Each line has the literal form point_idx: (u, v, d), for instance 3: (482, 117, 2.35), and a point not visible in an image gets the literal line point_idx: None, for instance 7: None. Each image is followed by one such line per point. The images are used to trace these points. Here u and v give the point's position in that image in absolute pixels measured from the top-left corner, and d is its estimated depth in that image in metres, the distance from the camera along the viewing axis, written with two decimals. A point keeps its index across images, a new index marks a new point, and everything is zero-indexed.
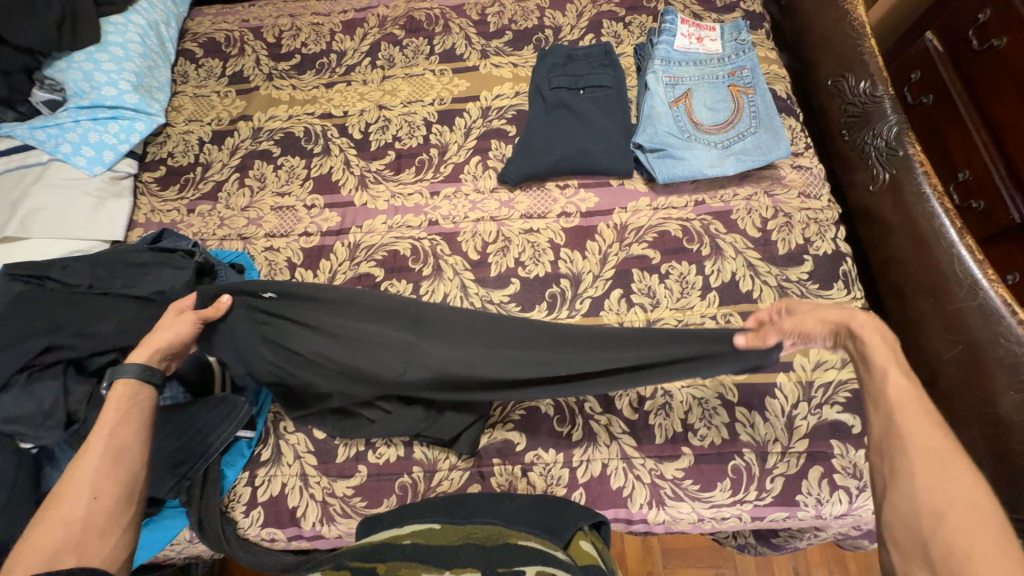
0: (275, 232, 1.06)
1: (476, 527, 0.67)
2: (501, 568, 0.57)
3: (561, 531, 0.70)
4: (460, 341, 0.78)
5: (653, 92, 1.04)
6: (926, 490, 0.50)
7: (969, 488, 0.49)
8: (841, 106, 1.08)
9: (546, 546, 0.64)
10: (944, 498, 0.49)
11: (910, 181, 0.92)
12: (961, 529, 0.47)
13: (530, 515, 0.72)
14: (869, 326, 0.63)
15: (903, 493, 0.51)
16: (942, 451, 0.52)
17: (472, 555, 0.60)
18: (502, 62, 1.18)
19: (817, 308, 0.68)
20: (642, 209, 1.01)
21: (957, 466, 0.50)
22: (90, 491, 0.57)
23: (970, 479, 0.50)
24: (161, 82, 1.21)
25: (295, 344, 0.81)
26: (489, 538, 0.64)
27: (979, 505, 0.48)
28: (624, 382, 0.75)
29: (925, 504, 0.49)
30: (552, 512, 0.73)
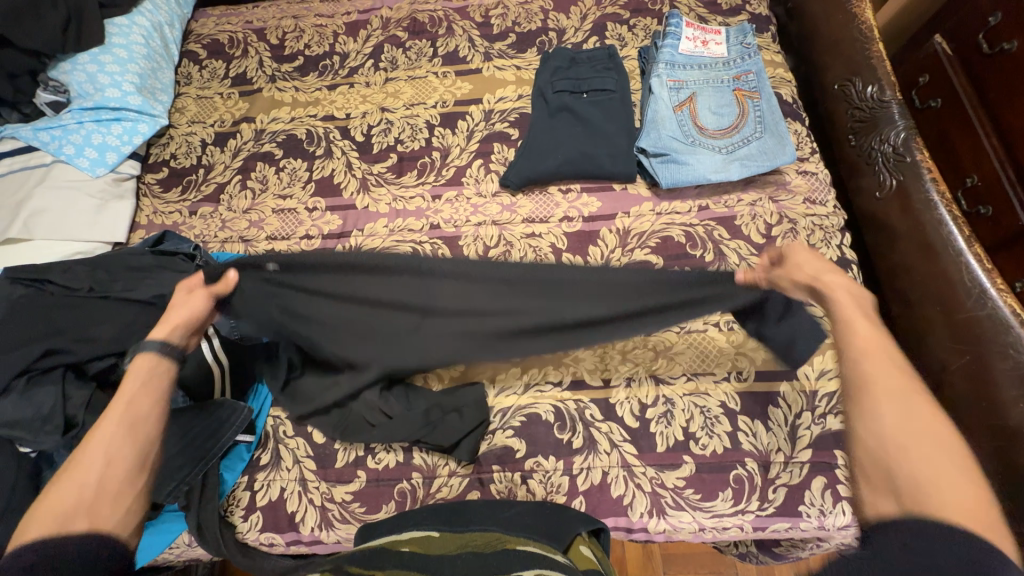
0: (276, 234, 1.06)
1: (476, 535, 0.65)
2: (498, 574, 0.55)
3: (561, 535, 0.67)
4: (480, 297, 0.74)
5: (657, 96, 1.03)
6: (890, 423, 0.55)
7: (931, 421, 0.55)
8: (848, 110, 1.06)
9: (545, 549, 0.61)
10: (908, 429, 0.54)
11: (918, 187, 0.91)
12: (922, 456, 0.53)
13: (529, 521, 0.70)
14: (837, 282, 0.69)
15: (871, 428, 0.56)
16: (904, 388, 0.57)
17: (469, 563, 0.57)
18: (505, 64, 1.17)
19: (807, 259, 0.72)
20: (645, 214, 1.00)
21: (917, 401, 0.56)
22: (105, 457, 0.60)
23: (928, 412, 0.56)
24: (165, 84, 1.22)
25: (308, 315, 0.78)
26: (487, 544, 0.62)
27: (934, 433, 0.54)
28: (622, 332, 0.74)
29: (892, 435, 0.55)
30: (553, 518, 0.71)
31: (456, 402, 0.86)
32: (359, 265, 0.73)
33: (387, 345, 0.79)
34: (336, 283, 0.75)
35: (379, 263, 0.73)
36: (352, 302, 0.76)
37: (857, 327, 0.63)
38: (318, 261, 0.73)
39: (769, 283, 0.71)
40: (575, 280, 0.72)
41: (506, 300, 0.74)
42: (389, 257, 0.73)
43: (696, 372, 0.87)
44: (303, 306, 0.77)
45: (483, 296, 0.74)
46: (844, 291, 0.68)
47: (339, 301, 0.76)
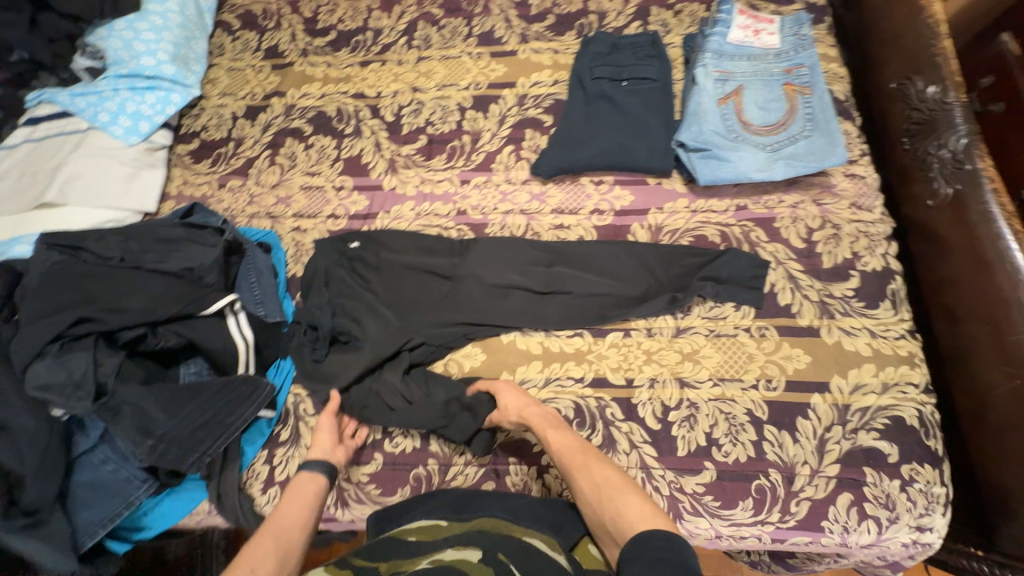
0: (303, 212, 1.05)
1: (484, 519, 0.64)
2: (500, 554, 0.56)
3: (566, 532, 0.67)
4: (504, 258, 0.95)
5: (700, 88, 0.98)
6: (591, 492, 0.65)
7: (604, 475, 0.66)
8: (904, 111, 1.00)
9: (549, 547, 0.60)
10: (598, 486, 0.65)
11: (976, 198, 0.86)
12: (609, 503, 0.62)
13: (538, 509, 0.69)
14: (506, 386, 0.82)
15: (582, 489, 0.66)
16: (583, 462, 0.69)
17: (475, 540, 0.59)
18: (542, 47, 1.13)
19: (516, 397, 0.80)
20: (680, 211, 0.97)
21: (594, 466, 0.67)
22: (252, 560, 0.60)
23: (603, 468, 0.67)
24: (198, 54, 1.21)
25: (368, 272, 0.96)
26: (494, 527, 0.62)
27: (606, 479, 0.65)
28: (625, 298, 0.91)
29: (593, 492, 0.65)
30: (557, 511, 0.70)
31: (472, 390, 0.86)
32: (435, 239, 0.98)
33: (428, 309, 0.92)
34: (399, 247, 0.98)
35: (432, 236, 0.99)
36: (407, 259, 0.96)
37: (546, 431, 0.75)
38: (394, 239, 0.99)
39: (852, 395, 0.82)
40: (601, 259, 0.94)
41: (521, 261, 0.95)
42: (440, 233, 1.00)
43: (723, 377, 0.85)
44: (370, 275, 0.96)
45: (506, 258, 0.95)
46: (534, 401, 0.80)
47: (399, 259, 0.96)
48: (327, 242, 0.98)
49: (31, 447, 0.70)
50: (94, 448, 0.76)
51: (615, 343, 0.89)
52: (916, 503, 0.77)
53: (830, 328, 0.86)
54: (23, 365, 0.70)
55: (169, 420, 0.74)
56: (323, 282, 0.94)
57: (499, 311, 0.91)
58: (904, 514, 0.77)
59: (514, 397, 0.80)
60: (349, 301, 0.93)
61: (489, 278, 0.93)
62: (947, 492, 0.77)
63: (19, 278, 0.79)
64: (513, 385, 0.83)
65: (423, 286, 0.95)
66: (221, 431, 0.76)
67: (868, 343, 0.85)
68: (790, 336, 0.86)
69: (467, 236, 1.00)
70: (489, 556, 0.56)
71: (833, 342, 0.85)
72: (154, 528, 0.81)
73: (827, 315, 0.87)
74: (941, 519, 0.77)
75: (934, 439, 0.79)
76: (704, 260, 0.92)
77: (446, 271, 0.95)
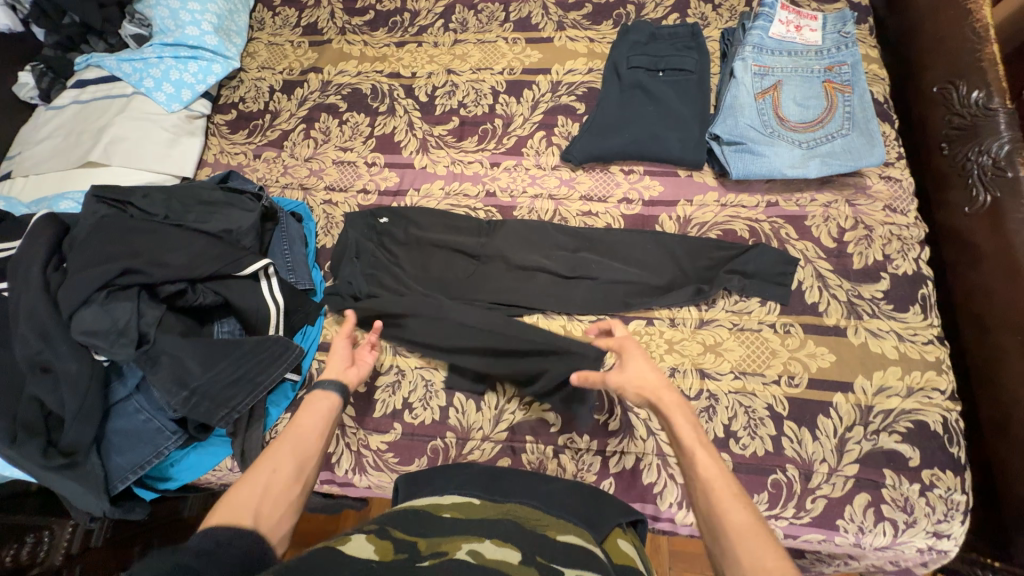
0: (334, 186, 1.07)
1: (517, 506, 0.63)
2: (541, 556, 0.51)
3: (598, 524, 0.64)
4: (532, 241, 0.96)
5: (738, 81, 0.97)
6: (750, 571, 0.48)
7: (776, 562, 0.47)
8: (945, 116, 0.98)
9: (584, 541, 0.58)
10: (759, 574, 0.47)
11: (1016, 207, 0.84)
12: None
13: (569, 501, 0.67)
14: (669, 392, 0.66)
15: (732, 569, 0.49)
16: (748, 530, 0.51)
17: (513, 534, 0.55)
18: (579, 35, 1.13)
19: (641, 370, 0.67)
20: (709, 204, 0.96)
21: (761, 539, 0.49)
22: (272, 465, 0.58)
23: (774, 552, 0.48)
24: (239, 27, 1.23)
25: (399, 247, 0.98)
26: (529, 520, 0.59)
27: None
28: (646, 288, 0.91)
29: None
30: (590, 503, 0.67)
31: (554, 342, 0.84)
32: (465, 218, 0.99)
33: (455, 286, 0.94)
34: (430, 223, 0.99)
35: (463, 215, 1.00)
36: (439, 235, 0.97)
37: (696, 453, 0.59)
38: (423, 216, 1.00)
39: (873, 389, 0.81)
40: (625, 245, 0.95)
41: (548, 244, 0.96)
42: (470, 213, 1.01)
43: (745, 371, 0.85)
44: (399, 250, 0.97)
45: (535, 240, 0.96)
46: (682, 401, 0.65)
47: (430, 235, 0.98)
48: (357, 215, 1.00)
49: (72, 390, 0.73)
50: (130, 396, 0.79)
51: (637, 331, 0.89)
52: (934, 508, 0.76)
53: (856, 329, 0.85)
54: (70, 310, 0.73)
55: (203, 374, 0.77)
56: (353, 254, 0.96)
57: (528, 292, 0.92)
58: (922, 518, 0.76)
59: (644, 369, 0.67)
60: (381, 273, 0.95)
61: (518, 258, 0.94)
62: (968, 499, 0.76)
63: (66, 230, 0.82)
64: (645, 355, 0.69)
65: (452, 263, 0.96)
66: (250, 387, 0.78)
67: (894, 346, 0.84)
68: (815, 334, 0.85)
69: (495, 217, 1.01)
70: (529, 558, 0.51)
71: (859, 342, 0.84)
72: (178, 480, 0.84)
73: (855, 315, 0.86)
74: (960, 527, 0.76)
75: (957, 446, 0.78)
76: (732, 254, 0.91)
77: (477, 249, 0.96)
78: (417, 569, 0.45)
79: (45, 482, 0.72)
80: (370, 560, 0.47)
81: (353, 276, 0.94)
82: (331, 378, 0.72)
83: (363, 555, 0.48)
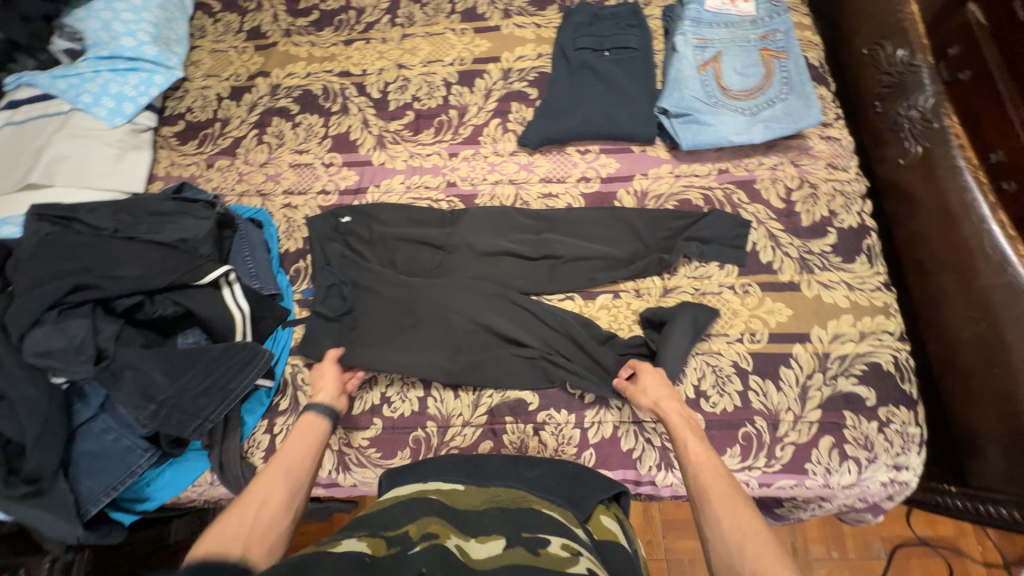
0: (293, 189, 1.06)
1: (501, 489, 0.63)
2: (526, 531, 0.52)
3: (581, 503, 0.64)
4: (492, 226, 0.97)
5: (680, 55, 1.01)
6: (730, 532, 0.57)
7: (751, 519, 0.57)
8: (876, 76, 1.04)
9: (566, 519, 0.59)
10: (741, 530, 0.56)
11: (944, 155, 0.89)
12: (754, 554, 0.54)
13: (550, 482, 0.67)
14: (667, 398, 0.77)
15: (716, 533, 0.58)
16: (732, 496, 0.60)
17: (497, 520, 0.55)
18: (525, 22, 1.15)
19: (656, 386, 0.78)
20: (664, 176, 0.99)
21: (742, 502, 0.60)
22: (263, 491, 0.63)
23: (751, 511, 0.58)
24: (179, 35, 1.20)
25: (364, 246, 0.97)
26: (512, 500, 0.60)
27: (756, 533, 0.56)
28: (610, 262, 0.94)
29: (731, 534, 0.57)
30: (571, 482, 0.68)
31: (573, 330, 0.88)
32: (426, 211, 0.99)
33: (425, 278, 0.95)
34: (394, 221, 0.99)
35: (423, 208, 1.00)
36: (405, 229, 0.98)
37: (688, 441, 0.70)
38: (387, 212, 1.00)
39: (829, 339, 0.86)
40: (585, 220, 0.97)
41: (510, 228, 0.97)
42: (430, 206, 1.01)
43: (709, 333, 0.88)
44: (365, 248, 0.97)
45: (496, 225, 0.97)
46: (675, 405, 0.76)
47: (393, 231, 0.98)
48: (317, 218, 0.98)
49: (30, 415, 0.70)
50: (95, 417, 0.78)
51: (605, 305, 0.92)
52: (893, 443, 0.81)
53: (809, 283, 0.89)
54: (20, 333, 0.71)
55: (170, 385, 0.75)
56: (323, 258, 0.96)
57: (497, 279, 0.94)
58: (882, 454, 0.80)
59: (654, 386, 0.79)
60: (349, 276, 0.94)
61: (482, 245, 0.95)
62: (921, 431, 0.81)
63: (9, 253, 0.79)
64: (657, 374, 0.80)
65: (419, 257, 0.96)
66: (222, 396, 0.77)
67: (845, 295, 0.88)
68: (771, 291, 0.89)
69: (456, 207, 1.01)
70: (515, 538, 0.51)
71: (813, 295, 0.88)
72: (156, 499, 0.82)
73: (807, 270, 0.90)
74: (917, 458, 0.81)
75: (908, 382, 0.83)
76: (688, 223, 0.94)
77: (444, 240, 0.97)
78: (409, 562, 0.46)
79: (13, 513, 0.70)
80: (363, 556, 0.47)
81: (328, 278, 0.94)
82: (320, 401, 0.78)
83: (355, 549, 0.48)
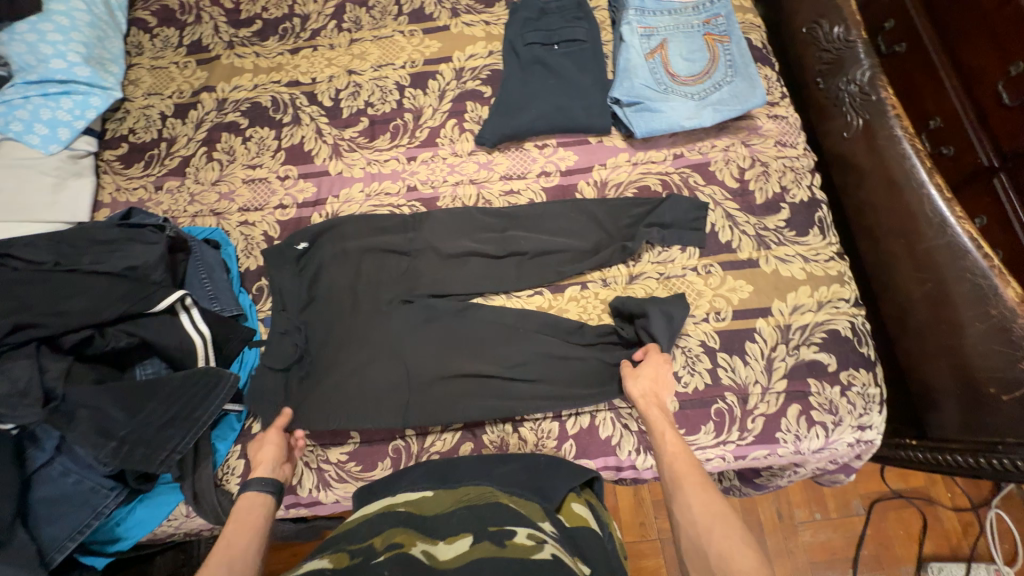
0: (248, 206, 1.03)
1: (471, 488, 0.63)
2: (492, 526, 0.53)
3: (551, 492, 0.65)
4: (457, 230, 0.97)
5: (628, 45, 1.02)
6: (699, 513, 0.62)
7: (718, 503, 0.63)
8: (816, 53, 1.08)
9: (533, 511, 0.59)
10: (709, 513, 0.62)
11: (883, 124, 0.93)
12: (720, 535, 0.59)
13: (523, 477, 0.68)
14: (648, 393, 0.80)
15: (685, 514, 0.63)
16: (701, 482, 0.65)
17: (464, 519, 0.55)
18: (473, 20, 1.14)
19: (639, 386, 0.80)
20: (622, 165, 1.01)
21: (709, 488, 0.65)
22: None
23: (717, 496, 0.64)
24: (114, 54, 1.15)
25: (328, 263, 0.96)
26: (480, 497, 0.61)
27: (721, 514, 0.61)
28: (574, 257, 0.95)
29: (699, 515, 0.62)
30: (543, 475, 0.69)
31: (547, 331, 0.90)
32: (390, 221, 0.98)
33: (393, 288, 0.94)
34: (357, 236, 0.97)
35: (387, 218, 0.98)
36: (370, 241, 0.96)
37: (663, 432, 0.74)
38: (348, 225, 0.98)
39: (789, 312, 0.89)
40: (548, 214, 0.97)
41: (475, 231, 0.97)
42: (394, 214, 0.99)
43: None
44: (330, 263, 0.96)
45: (461, 230, 0.97)
46: (656, 402, 0.79)
47: (357, 245, 0.96)
48: (268, 254, 0.95)
49: None
50: (51, 461, 0.74)
51: (574, 297, 0.93)
52: (855, 405, 0.84)
53: (767, 258, 0.92)
54: None
55: (130, 419, 0.73)
56: (286, 278, 0.94)
57: (465, 285, 0.93)
58: (846, 416, 0.84)
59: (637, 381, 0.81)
60: (319, 296, 0.94)
61: (448, 252, 0.95)
62: (880, 391, 0.85)
63: None
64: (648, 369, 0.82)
65: (385, 268, 0.95)
66: (187, 425, 0.75)
67: (801, 268, 0.91)
68: (732, 269, 0.92)
69: (420, 211, 1.00)
70: (482, 533, 0.52)
71: (771, 270, 0.91)
72: (129, 538, 0.80)
73: (764, 246, 0.93)
74: (878, 417, 0.84)
75: (866, 345, 0.87)
76: (648, 209, 0.96)
77: (410, 250, 0.96)
78: (372, 570, 0.46)
79: None
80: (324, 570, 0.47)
81: (294, 299, 0.93)
82: (257, 478, 0.75)
83: (317, 566, 0.48)
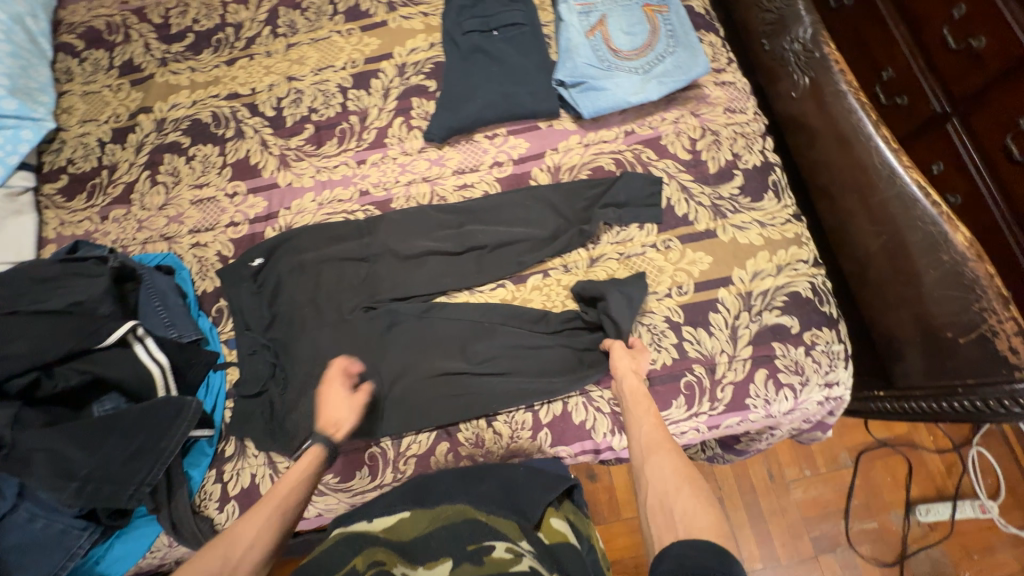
0: (199, 227, 1.01)
1: (448, 507, 0.64)
2: (471, 544, 0.56)
3: (530, 509, 0.65)
4: (411, 230, 0.96)
5: (567, 23, 1.00)
6: (668, 475, 0.66)
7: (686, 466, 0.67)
8: (759, 14, 1.07)
9: (511, 530, 0.60)
10: (677, 475, 0.66)
11: (829, 80, 0.93)
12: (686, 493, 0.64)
13: (497, 495, 0.68)
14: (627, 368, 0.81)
15: (654, 475, 0.67)
16: (672, 449, 0.70)
17: (443, 541, 0.58)
18: (411, 13, 1.11)
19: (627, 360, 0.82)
20: (574, 147, 1.00)
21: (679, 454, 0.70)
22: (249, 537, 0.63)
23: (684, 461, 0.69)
24: (41, 83, 1.10)
25: (288, 277, 0.94)
26: (458, 514, 0.62)
27: (689, 475, 0.66)
28: (532, 246, 0.94)
29: (668, 476, 0.66)
30: (519, 493, 0.68)
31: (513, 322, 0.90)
32: (348, 227, 0.97)
33: (357, 295, 0.92)
34: (317, 247, 0.96)
35: (345, 225, 0.97)
36: (330, 250, 0.95)
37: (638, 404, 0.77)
38: (307, 237, 0.96)
39: (750, 279, 0.89)
40: (502, 206, 0.96)
41: (430, 230, 0.96)
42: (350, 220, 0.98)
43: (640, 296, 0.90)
44: (290, 277, 0.94)
45: (415, 230, 0.96)
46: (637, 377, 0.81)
47: (316, 255, 0.95)
48: (228, 268, 0.94)
49: None
50: (15, 507, 0.72)
51: (537, 286, 0.92)
52: (820, 363, 0.85)
53: (724, 228, 0.92)
54: None
55: (90, 457, 0.72)
56: (246, 297, 0.93)
57: (427, 283, 0.93)
58: (813, 375, 0.85)
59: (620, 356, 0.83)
60: (282, 311, 0.92)
61: (406, 252, 0.94)
62: (844, 346, 0.86)
63: None
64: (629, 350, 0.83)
65: (345, 275, 0.94)
66: (152, 456, 0.74)
67: (759, 233, 0.91)
68: (691, 242, 0.92)
69: (373, 215, 0.99)
70: (461, 556, 0.55)
71: (729, 239, 0.91)
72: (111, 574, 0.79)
73: (720, 216, 0.93)
74: (844, 372, 0.86)
75: (826, 304, 0.88)
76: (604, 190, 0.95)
77: (370, 253, 0.95)
78: None
79: None
80: None
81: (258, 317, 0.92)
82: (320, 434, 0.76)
83: None
